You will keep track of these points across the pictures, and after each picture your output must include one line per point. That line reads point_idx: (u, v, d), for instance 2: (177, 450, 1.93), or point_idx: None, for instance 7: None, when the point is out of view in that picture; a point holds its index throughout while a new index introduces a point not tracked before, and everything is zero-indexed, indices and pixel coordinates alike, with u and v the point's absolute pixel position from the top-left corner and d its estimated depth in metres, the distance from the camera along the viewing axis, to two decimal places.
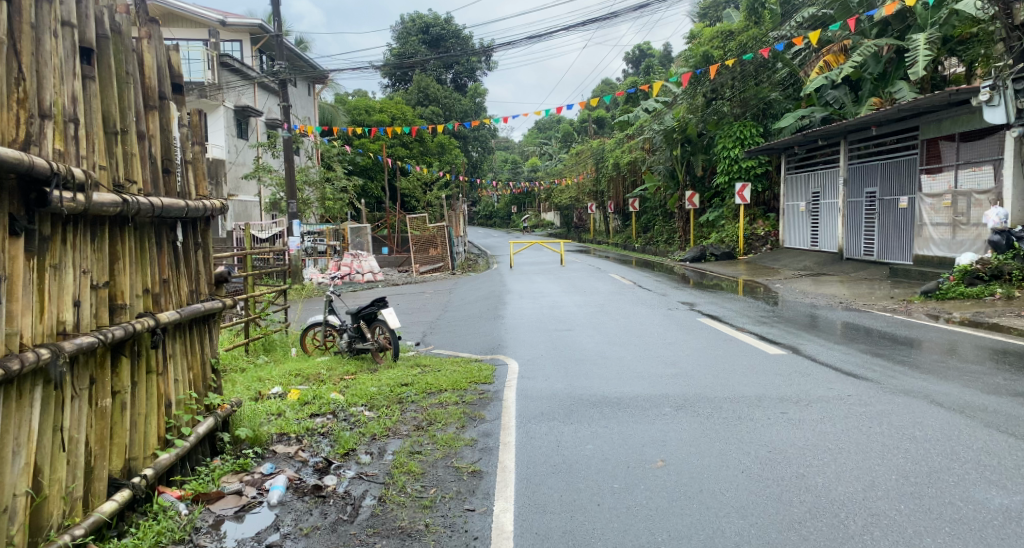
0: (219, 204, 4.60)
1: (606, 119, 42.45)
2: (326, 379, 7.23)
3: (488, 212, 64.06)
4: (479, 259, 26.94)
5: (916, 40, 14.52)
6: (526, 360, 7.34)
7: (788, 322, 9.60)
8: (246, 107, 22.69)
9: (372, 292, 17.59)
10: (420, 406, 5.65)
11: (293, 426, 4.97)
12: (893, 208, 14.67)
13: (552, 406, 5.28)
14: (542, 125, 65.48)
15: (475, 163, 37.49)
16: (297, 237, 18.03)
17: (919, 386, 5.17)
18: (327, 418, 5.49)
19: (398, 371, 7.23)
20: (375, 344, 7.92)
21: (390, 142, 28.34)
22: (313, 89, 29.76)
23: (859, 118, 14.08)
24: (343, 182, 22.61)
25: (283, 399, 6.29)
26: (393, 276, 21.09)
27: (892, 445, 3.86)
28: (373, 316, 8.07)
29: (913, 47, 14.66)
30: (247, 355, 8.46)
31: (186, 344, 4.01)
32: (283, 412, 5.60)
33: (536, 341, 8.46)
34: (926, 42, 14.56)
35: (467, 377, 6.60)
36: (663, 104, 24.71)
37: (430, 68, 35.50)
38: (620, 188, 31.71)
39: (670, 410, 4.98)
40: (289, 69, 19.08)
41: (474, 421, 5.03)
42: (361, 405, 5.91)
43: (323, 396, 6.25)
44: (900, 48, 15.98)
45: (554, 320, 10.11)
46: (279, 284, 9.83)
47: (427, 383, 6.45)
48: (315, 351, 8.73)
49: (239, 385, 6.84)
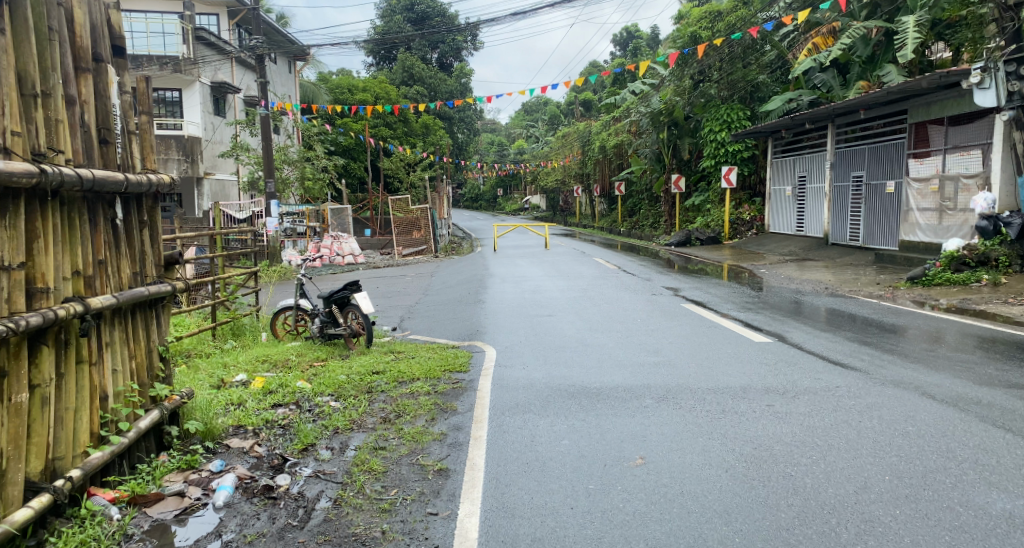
0: (169, 179, 4.30)
1: (593, 101, 42.01)
2: (295, 365, 6.93)
3: (474, 196, 63.54)
4: (464, 242, 26.62)
5: (906, 22, 14.31)
6: (504, 347, 7.08)
7: (773, 308, 9.42)
8: (223, 83, 22.14)
9: (353, 274, 17.26)
10: (390, 396, 5.36)
11: (251, 418, 4.67)
12: (880, 192, 14.50)
13: (529, 397, 5.02)
14: (529, 107, 64.82)
15: (461, 144, 37.02)
16: (275, 217, 17.64)
17: (909, 376, 4.95)
18: (290, 409, 5.20)
19: (370, 358, 6.94)
20: (347, 330, 7.62)
21: (373, 122, 27.86)
22: (294, 66, 29.12)
23: (847, 101, 13.89)
24: (325, 162, 22.19)
25: (246, 387, 6.00)
26: (374, 259, 20.74)
27: (884, 441, 3.62)
28: (346, 300, 7.74)
29: (902, 30, 14.47)
30: (215, 339, 8.13)
31: (128, 330, 3.70)
32: (244, 403, 5.32)
33: (515, 327, 8.21)
34: (916, 25, 14.37)
35: (441, 365, 6.33)
36: (650, 86, 24.49)
37: (414, 46, 34.95)
38: (607, 171, 31.48)
39: (651, 402, 4.72)
40: (267, 44, 18.60)
41: (445, 413, 4.75)
42: (327, 394, 5.63)
43: (289, 385, 5.95)
44: (889, 31, 15.84)
45: (535, 305, 9.86)
46: (250, 267, 9.45)
47: (398, 371, 6.17)
48: (286, 336, 8.42)
49: (201, 372, 6.53)
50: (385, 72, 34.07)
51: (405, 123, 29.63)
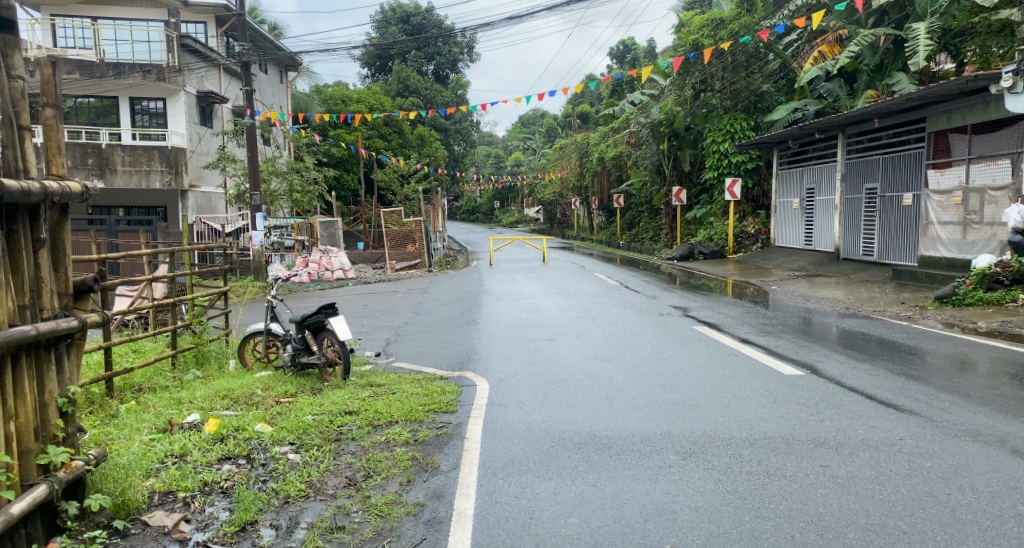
0: (81, 187, 3.52)
1: (591, 113, 41.39)
2: (259, 402, 6.08)
3: (470, 208, 62.66)
4: (460, 255, 25.77)
5: (916, 29, 13.75)
6: (499, 379, 6.24)
7: (792, 330, 8.59)
8: (210, 93, 21.33)
9: (342, 290, 16.39)
10: (360, 448, 4.52)
11: (185, 480, 3.84)
12: (896, 205, 13.74)
13: (527, 450, 4.18)
14: (526, 120, 64.17)
15: (457, 156, 36.25)
16: (261, 231, 17.04)
17: (985, 426, 4.09)
18: (238, 464, 4.34)
19: (346, 394, 6.09)
20: (323, 359, 6.80)
21: (367, 133, 27.09)
22: (286, 76, 28.34)
23: (861, 109, 13.21)
24: (314, 173, 21.31)
25: (196, 431, 5.18)
26: (365, 273, 19.87)
27: (992, 529, 2.81)
28: (321, 326, 6.91)
29: (913, 37, 13.82)
30: (174, 369, 7.26)
31: (9, 381, 2.92)
32: (187, 455, 4.53)
33: (511, 354, 7.36)
34: (927, 31, 13.72)
35: (425, 403, 5.49)
36: (651, 96, 23.88)
37: (410, 58, 34.28)
38: (605, 183, 30.68)
39: (674, 459, 3.87)
40: (253, 51, 17.88)
41: (425, 473, 3.92)
42: (288, 443, 4.79)
43: (246, 429, 5.12)
44: (897, 39, 15.20)
45: (533, 327, 9.03)
46: (219, 286, 8.60)
47: (374, 412, 5.33)
48: (256, 364, 7.58)
49: (147, 413, 5.70)
50: (380, 83, 33.29)
51: (399, 133, 28.79)
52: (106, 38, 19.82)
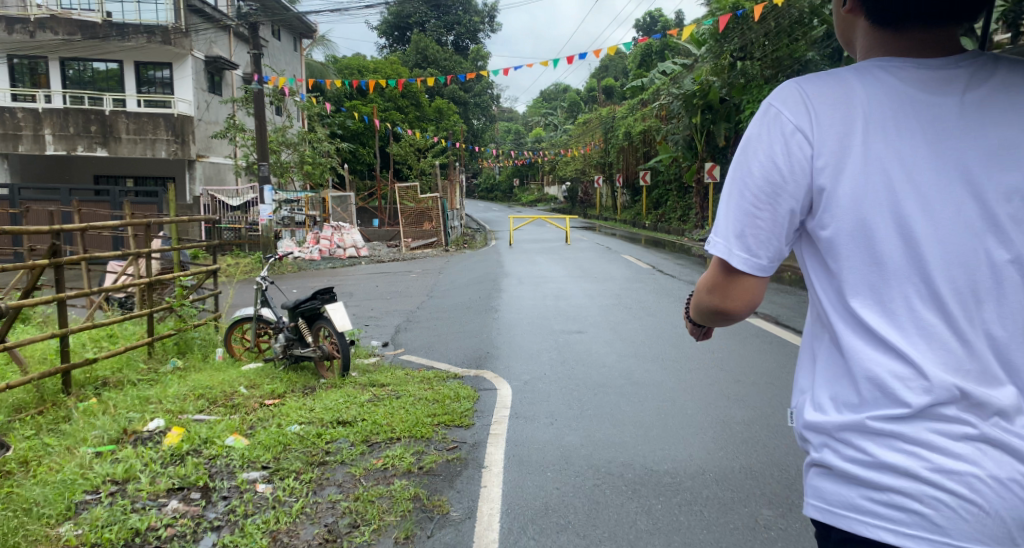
0: None
1: (614, 87, 39.89)
2: (240, 404, 5.11)
3: (489, 185, 61.44)
4: (478, 234, 24.75)
5: None
6: (524, 381, 5.25)
7: None
8: (218, 58, 20.27)
9: (354, 268, 15.48)
10: (349, 477, 3.53)
11: (109, 529, 2.92)
12: None
13: (566, 491, 3.18)
14: (547, 95, 62.46)
15: (477, 131, 35.05)
16: (270, 204, 15.95)
17: None
18: (189, 500, 3.36)
19: (343, 396, 5.12)
20: (317, 352, 5.87)
21: (384, 105, 26.05)
22: (301, 45, 27.31)
23: None
24: (327, 145, 20.37)
25: (155, 444, 4.21)
26: (379, 251, 18.93)
27: None
28: (317, 313, 5.99)
29: None
30: (151, 358, 6.36)
31: None
32: (132, 482, 3.55)
33: (538, 349, 6.35)
34: None
35: (434, 414, 4.49)
36: (681, 67, 22.52)
37: (429, 28, 33.00)
38: (630, 160, 29.42)
39: (769, 515, 2.83)
40: (260, 12, 16.78)
41: (428, 524, 2.93)
42: (260, 467, 3.80)
43: (215, 444, 4.15)
44: None
45: (559, 315, 8.02)
46: (209, 264, 7.68)
47: (371, 423, 4.35)
48: (245, 355, 6.70)
49: (103, 416, 4.74)
50: (398, 54, 32.13)
51: (417, 106, 27.69)
52: None
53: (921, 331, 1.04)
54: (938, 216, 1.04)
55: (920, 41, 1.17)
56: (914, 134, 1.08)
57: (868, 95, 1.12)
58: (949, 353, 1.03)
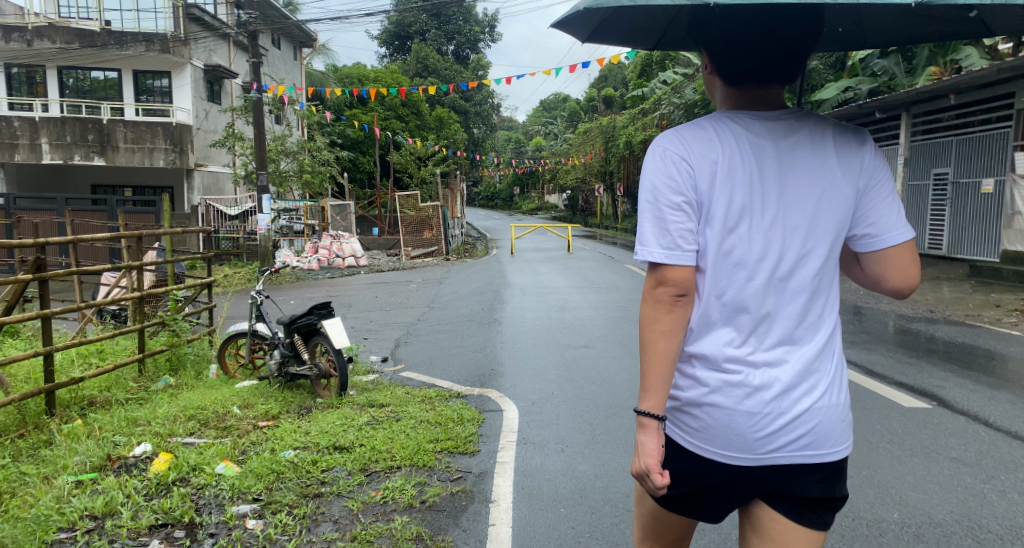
0: None
1: (615, 96, 39.83)
2: (232, 426, 4.87)
3: (489, 194, 61.33)
4: (478, 243, 24.53)
5: None
6: (532, 401, 5.02)
7: (876, 337, 7.23)
8: (217, 66, 20.03)
9: (353, 279, 15.26)
10: (347, 511, 3.28)
11: None
12: (973, 193, 12.25)
13: (583, 531, 2.93)
14: (547, 104, 62.44)
15: (477, 140, 34.89)
16: (269, 214, 15.77)
17: None
18: (172, 539, 3.10)
19: (341, 417, 4.87)
20: (314, 370, 5.63)
21: (384, 113, 25.91)
22: (301, 53, 27.20)
23: (936, 84, 11.71)
24: (326, 154, 20.19)
25: (140, 471, 3.94)
26: (379, 260, 18.71)
27: None
28: (313, 329, 5.75)
29: None
30: (140, 376, 6.10)
31: None
32: (111, 518, 3.28)
33: (545, 365, 6.12)
34: None
35: (436, 438, 4.24)
36: (684, 76, 22.37)
37: (430, 38, 32.94)
38: (632, 169, 29.24)
39: None
40: (260, 20, 16.62)
41: None
42: (251, 499, 3.53)
43: (204, 472, 3.88)
44: None
45: (565, 329, 7.79)
46: (204, 277, 7.43)
47: (369, 449, 4.10)
48: (239, 373, 6.46)
49: (86, 440, 4.47)
50: (398, 63, 32.03)
51: (417, 115, 27.55)
52: (111, 6, 18.78)
53: (742, 310, 1.46)
54: (758, 232, 1.47)
55: (757, 96, 1.57)
56: (744, 166, 1.48)
57: (720, 134, 1.50)
58: (761, 325, 1.46)
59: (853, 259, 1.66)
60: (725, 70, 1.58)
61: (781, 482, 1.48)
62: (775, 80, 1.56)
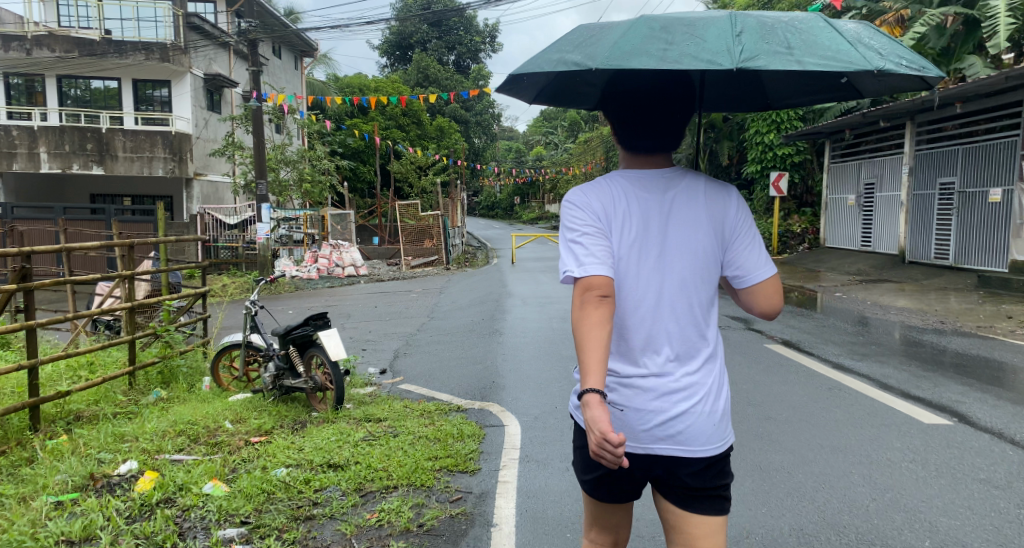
0: None
1: None
2: (223, 442, 4.68)
3: (489, 203, 61.22)
4: (479, 252, 24.36)
5: (995, 6, 11.92)
6: (535, 416, 4.84)
7: (887, 349, 7.05)
8: (217, 75, 19.94)
9: (352, 288, 15.10)
10: (340, 535, 3.10)
11: None
12: (981, 202, 12.09)
13: None
14: (548, 114, 62.45)
15: (478, 149, 34.79)
16: (267, 224, 15.67)
17: None
18: None
19: (336, 432, 4.69)
20: (309, 383, 5.46)
21: (384, 123, 25.83)
22: (302, 63, 27.15)
23: (942, 92, 11.58)
24: (326, 163, 20.05)
25: (123, 491, 3.75)
26: (379, 270, 18.53)
27: None
28: (309, 341, 5.58)
29: (992, 15, 12.00)
30: (130, 389, 5.91)
31: None
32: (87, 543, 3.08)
33: (548, 378, 5.94)
34: (1009, 8, 11.85)
35: (435, 455, 4.06)
36: None
37: (430, 48, 32.91)
38: None
39: None
40: (260, 28, 16.51)
41: None
42: (239, 522, 3.34)
43: (190, 492, 3.69)
44: (969, 19, 13.29)
45: (568, 340, 7.62)
46: (198, 286, 7.24)
47: (365, 467, 3.91)
48: (233, 386, 6.27)
49: (68, 457, 4.28)
50: (399, 73, 31.98)
51: (418, 124, 27.46)
52: (111, 16, 18.79)
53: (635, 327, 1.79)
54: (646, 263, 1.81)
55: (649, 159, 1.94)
56: (635, 213, 1.83)
57: (620, 187, 1.87)
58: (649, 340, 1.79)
59: (730, 291, 2.00)
60: (623, 137, 1.96)
61: (664, 471, 1.78)
62: (664, 145, 1.93)
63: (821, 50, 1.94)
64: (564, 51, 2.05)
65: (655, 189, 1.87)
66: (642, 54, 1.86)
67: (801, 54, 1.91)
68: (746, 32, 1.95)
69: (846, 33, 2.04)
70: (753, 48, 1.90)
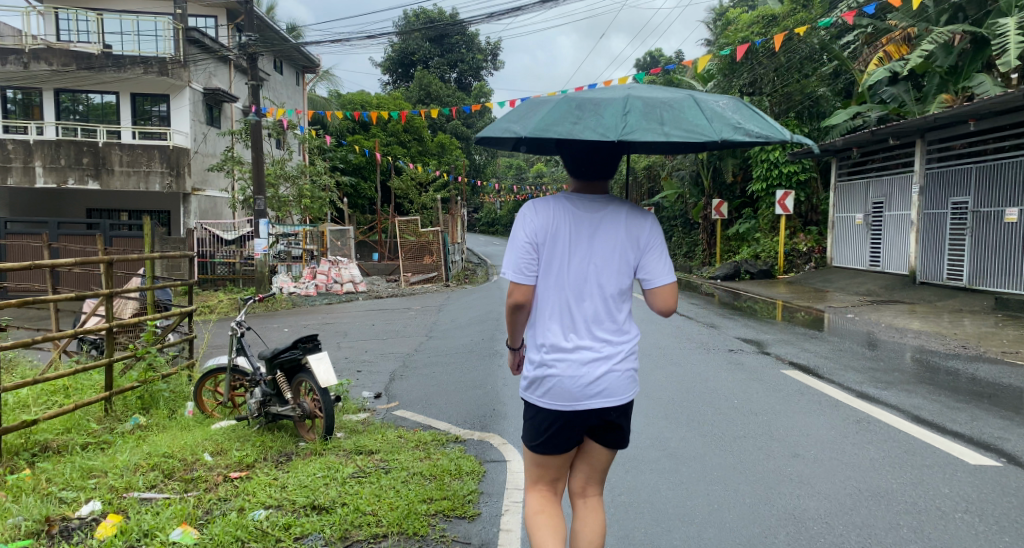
0: None
1: None
2: (200, 477, 4.28)
3: (490, 220, 60.89)
4: (479, 269, 23.97)
5: (1004, 24, 11.61)
6: None
7: (909, 376, 6.66)
8: (217, 90, 19.74)
9: (350, 305, 14.69)
10: None
11: None
12: (996, 222, 11.73)
13: None
14: None
15: (479, 166, 34.55)
16: (264, 238, 15.13)
17: None
18: None
19: (323, 466, 4.30)
20: (297, 411, 5.06)
21: (385, 139, 25.59)
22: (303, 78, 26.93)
23: (952, 111, 11.25)
24: (326, 179, 19.74)
25: (79, 539, 3.34)
26: (377, 286, 18.15)
27: None
28: (298, 365, 5.18)
29: (1001, 33, 11.68)
30: (106, 417, 5.51)
31: None
32: None
33: None
34: (1017, 27, 11.52)
35: (430, 496, 3.67)
36: None
37: (433, 64, 32.76)
38: (635, 195, 28.77)
39: None
40: (259, 42, 16.15)
41: None
42: None
43: (156, 540, 3.30)
44: (976, 39, 12.96)
45: None
46: (185, 304, 6.83)
47: (353, 511, 3.51)
48: (217, 412, 5.88)
49: (27, 496, 3.88)
50: (401, 89, 31.81)
51: (419, 141, 27.22)
52: (111, 30, 18.62)
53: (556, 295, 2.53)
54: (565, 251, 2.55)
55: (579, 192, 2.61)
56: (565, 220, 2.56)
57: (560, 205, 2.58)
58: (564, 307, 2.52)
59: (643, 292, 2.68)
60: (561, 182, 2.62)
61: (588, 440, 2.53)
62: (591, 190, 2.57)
63: (687, 124, 2.53)
64: (505, 119, 2.72)
65: (583, 215, 2.54)
66: (557, 127, 2.52)
67: (670, 128, 2.50)
68: (633, 111, 2.54)
69: (711, 108, 2.63)
70: (635, 123, 2.48)
